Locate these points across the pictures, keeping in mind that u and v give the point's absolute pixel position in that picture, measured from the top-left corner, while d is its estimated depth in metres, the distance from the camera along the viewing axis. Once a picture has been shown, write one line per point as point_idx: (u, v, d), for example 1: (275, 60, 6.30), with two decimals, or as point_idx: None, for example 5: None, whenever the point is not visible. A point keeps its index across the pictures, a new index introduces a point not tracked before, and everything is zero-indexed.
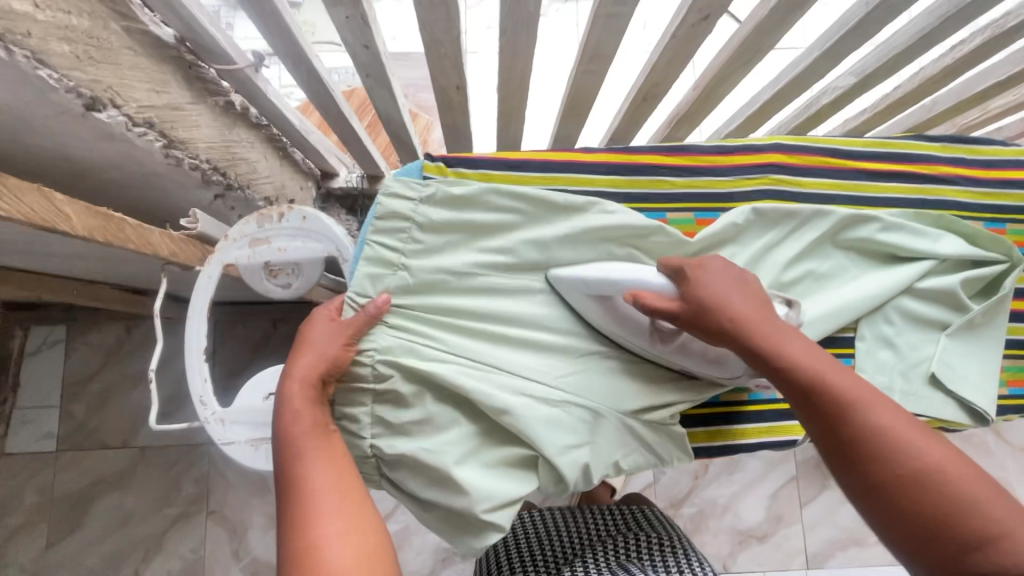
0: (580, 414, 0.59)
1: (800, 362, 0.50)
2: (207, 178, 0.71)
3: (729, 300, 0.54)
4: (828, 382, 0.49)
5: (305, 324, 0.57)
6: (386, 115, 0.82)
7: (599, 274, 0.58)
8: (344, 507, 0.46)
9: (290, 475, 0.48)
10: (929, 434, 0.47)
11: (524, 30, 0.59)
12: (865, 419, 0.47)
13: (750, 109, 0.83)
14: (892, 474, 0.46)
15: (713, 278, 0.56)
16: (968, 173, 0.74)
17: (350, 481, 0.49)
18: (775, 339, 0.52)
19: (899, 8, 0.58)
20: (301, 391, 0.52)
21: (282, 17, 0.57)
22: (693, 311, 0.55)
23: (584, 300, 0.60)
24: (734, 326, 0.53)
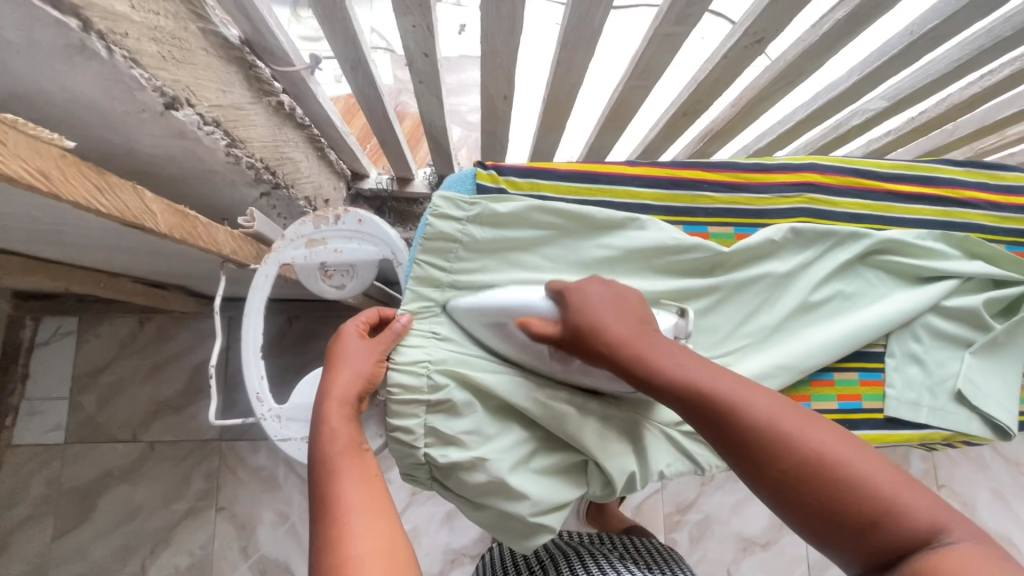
0: (626, 422, 0.60)
1: (686, 379, 0.46)
2: (258, 176, 0.72)
3: (603, 315, 0.49)
4: (715, 392, 0.45)
5: (336, 340, 0.58)
6: (429, 119, 0.84)
7: (488, 299, 0.54)
8: (377, 524, 0.46)
9: (325, 491, 0.48)
10: (825, 425, 0.45)
11: (583, 45, 0.61)
12: (754, 424, 0.44)
13: (782, 128, 0.85)
14: (802, 483, 0.42)
15: (595, 293, 0.51)
16: (990, 198, 0.77)
17: (380, 501, 0.49)
18: (654, 358, 0.47)
19: (940, 38, 0.61)
20: (336, 408, 0.53)
21: (351, 23, 0.59)
22: (571, 334, 0.49)
23: (480, 326, 0.56)
24: (610, 348, 0.48)
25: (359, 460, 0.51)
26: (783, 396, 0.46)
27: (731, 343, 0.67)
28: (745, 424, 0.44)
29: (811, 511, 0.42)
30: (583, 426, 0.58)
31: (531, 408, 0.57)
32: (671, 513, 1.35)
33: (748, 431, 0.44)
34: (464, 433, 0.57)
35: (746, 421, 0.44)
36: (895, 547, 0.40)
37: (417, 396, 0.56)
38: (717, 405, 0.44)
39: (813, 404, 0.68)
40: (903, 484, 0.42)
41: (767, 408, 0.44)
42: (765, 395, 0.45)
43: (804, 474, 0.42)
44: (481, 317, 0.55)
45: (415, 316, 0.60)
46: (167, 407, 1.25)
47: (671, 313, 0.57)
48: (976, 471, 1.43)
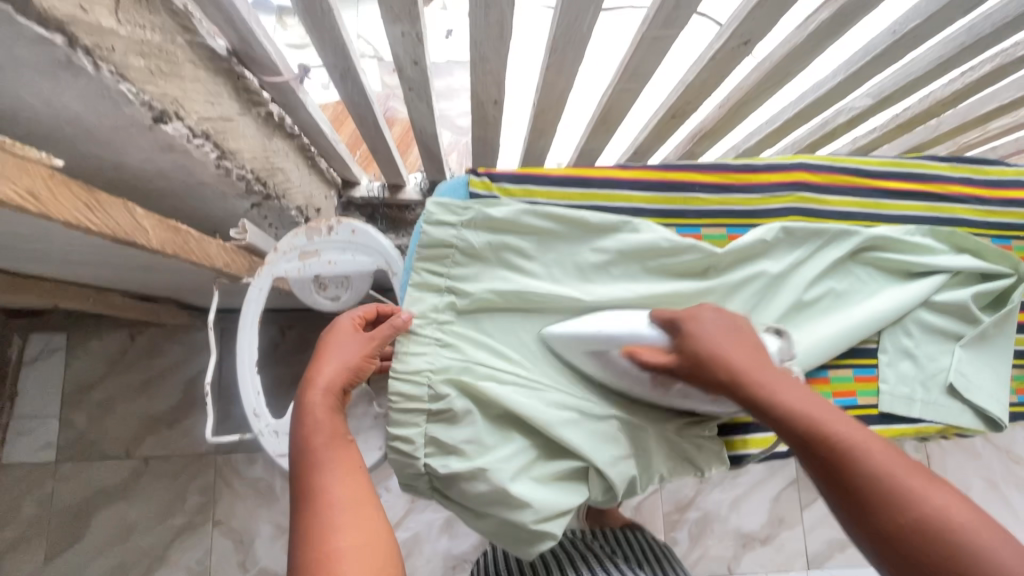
0: (625, 427, 0.60)
1: (797, 411, 0.48)
2: (249, 188, 0.71)
3: (721, 345, 0.52)
4: (832, 433, 0.46)
5: (326, 334, 0.58)
6: (419, 126, 0.84)
7: (593, 327, 0.58)
8: (358, 517, 0.46)
9: (309, 484, 0.48)
10: (953, 491, 0.42)
11: (572, 49, 0.61)
12: (864, 466, 0.44)
13: (770, 127, 0.86)
14: (911, 538, 0.41)
15: (708, 325, 0.54)
16: (976, 192, 0.79)
17: (362, 492, 0.48)
18: (771, 388, 0.50)
19: (922, 37, 0.62)
20: (320, 398, 0.52)
21: (340, 33, 0.59)
22: (687, 361, 0.53)
23: (580, 356, 0.59)
24: (728, 376, 0.51)
25: (343, 452, 0.50)
26: (905, 452, 0.45)
27: None
28: (858, 470, 0.44)
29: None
30: (583, 432, 0.59)
31: (531, 415, 0.57)
32: (671, 512, 1.35)
33: (856, 479, 0.44)
34: (464, 444, 0.57)
35: (856, 464, 0.44)
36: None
37: (418, 405, 0.57)
38: (826, 440, 0.45)
39: None
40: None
41: (883, 463, 0.43)
42: (884, 445, 0.45)
43: (921, 535, 0.40)
44: (583, 346, 0.58)
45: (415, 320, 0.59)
46: (161, 422, 1.24)
47: (770, 333, 0.60)
48: (967, 460, 1.45)
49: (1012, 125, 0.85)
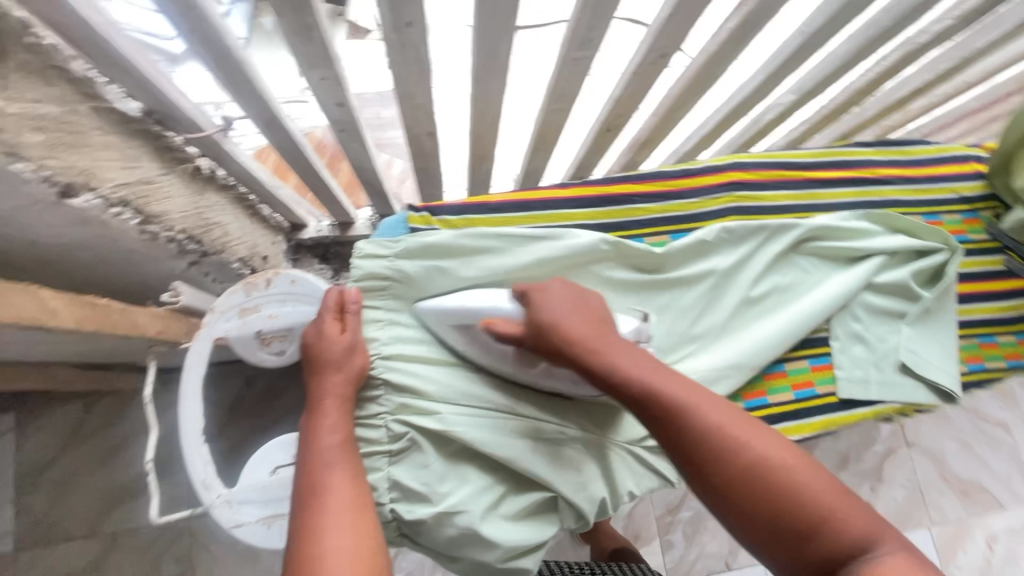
0: (586, 450, 0.59)
1: (634, 377, 0.49)
2: (182, 247, 0.69)
3: (562, 317, 0.52)
4: (669, 396, 0.47)
5: (310, 340, 0.56)
6: (358, 164, 0.83)
7: (457, 303, 0.57)
8: (359, 521, 0.47)
9: (315, 484, 0.48)
10: (770, 434, 0.48)
11: (495, 77, 0.62)
12: (696, 424, 0.46)
13: (704, 129, 0.87)
14: (745, 489, 0.45)
15: (551, 299, 0.54)
16: (903, 172, 0.82)
17: (369, 504, 0.49)
18: (610, 357, 0.50)
19: (827, 37, 0.65)
20: (340, 398, 0.53)
21: (255, 83, 0.58)
22: (534, 333, 0.52)
23: (448, 330, 0.58)
24: (570, 347, 0.51)
25: (352, 456, 0.51)
26: (734, 405, 0.49)
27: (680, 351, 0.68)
28: (697, 429, 0.46)
29: (755, 520, 0.44)
30: (547, 462, 0.57)
31: (492, 450, 0.55)
32: (662, 514, 1.35)
33: (693, 438, 0.46)
34: (429, 486, 0.55)
35: (694, 427, 0.46)
36: (826, 556, 0.43)
37: (379, 448, 0.56)
38: (660, 403, 0.47)
39: (770, 397, 0.69)
40: (837, 490, 0.45)
41: (713, 421, 0.47)
42: (715, 400, 0.48)
43: (747, 484, 0.45)
44: (448, 319, 0.57)
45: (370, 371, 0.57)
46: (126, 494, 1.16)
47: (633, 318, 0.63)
48: (940, 425, 1.50)
49: (929, 105, 0.90)
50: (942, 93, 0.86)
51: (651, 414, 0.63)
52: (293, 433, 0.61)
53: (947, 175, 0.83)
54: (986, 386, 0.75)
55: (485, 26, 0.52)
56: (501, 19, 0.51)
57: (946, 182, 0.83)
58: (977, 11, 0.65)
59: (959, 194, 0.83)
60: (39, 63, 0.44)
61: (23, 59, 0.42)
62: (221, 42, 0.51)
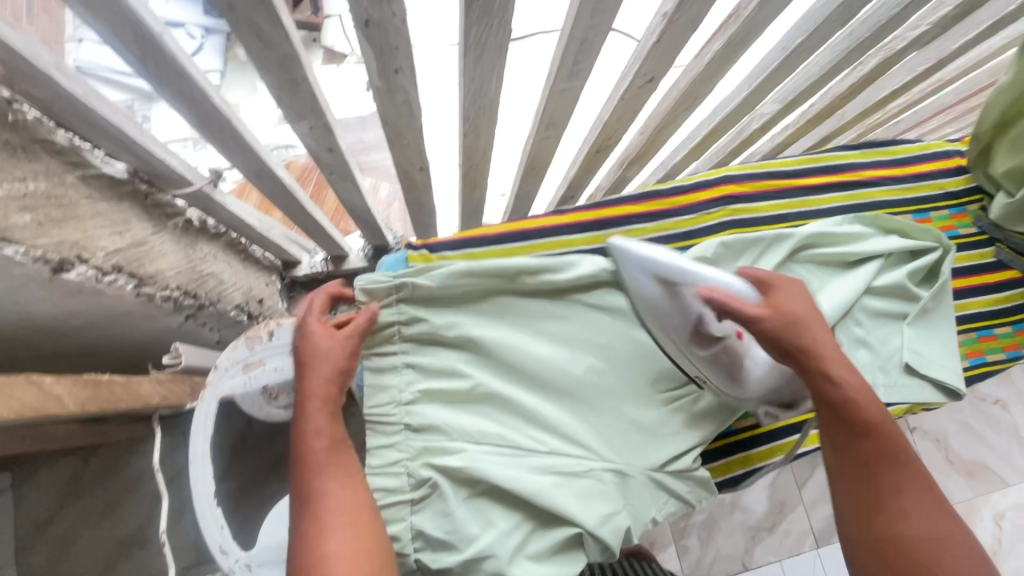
0: (612, 479, 0.58)
1: (858, 406, 0.52)
2: (178, 303, 0.68)
3: (809, 321, 0.55)
4: (885, 442, 0.52)
5: (300, 341, 0.55)
6: (350, 203, 0.82)
7: (676, 262, 0.56)
8: (351, 527, 0.46)
9: (308, 488, 0.48)
10: (953, 518, 0.50)
11: (485, 114, 0.61)
12: (893, 480, 0.51)
13: (692, 142, 0.88)
14: (911, 547, 0.48)
15: (795, 297, 0.56)
16: (889, 173, 0.84)
17: (363, 506, 0.48)
18: (843, 377, 0.53)
19: (808, 51, 0.66)
20: (319, 401, 0.51)
21: (243, 137, 0.57)
22: (781, 321, 0.54)
23: (646, 280, 0.59)
24: (806, 351, 0.54)
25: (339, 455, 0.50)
26: (933, 482, 0.51)
27: None
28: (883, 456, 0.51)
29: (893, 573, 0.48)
30: (570, 497, 0.56)
31: (518, 488, 0.55)
32: (675, 520, 1.35)
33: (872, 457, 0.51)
34: (452, 534, 0.54)
35: (890, 482, 0.51)
36: None
37: (400, 496, 0.55)
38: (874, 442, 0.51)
39: None
40: None
41: (910, 486, 0.50)
42: (916, 471, 0.51)
43: (910, 545, 0.48)
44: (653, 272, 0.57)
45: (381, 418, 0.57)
46: None
47: None
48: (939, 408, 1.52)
49: (908, 102, 0.91)
50: (920, 91, 0.88)
51: (674, 435, 0.62)
52: None
53: (932, 172, 0.85)
54: (989, 379, 0.75)
55: (472, 69, 0.52)
56: (488, 61, 0.51)
57: (931, 179, 0.85)
58: (949, 18, 0.67)
59: (944, 190, 0.85)
60: (21, 139, 0.43)
61: (5, 139, 0.41)
62: (208, 102, 0.50)
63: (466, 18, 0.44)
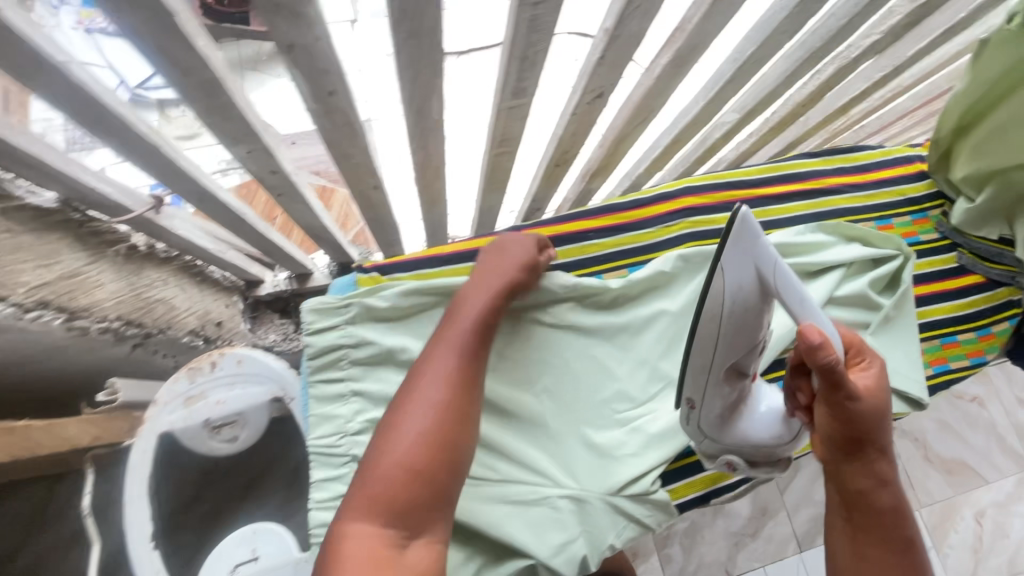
0: (566, 505, 0.57)
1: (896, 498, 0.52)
2: (119, 333, 0.66)
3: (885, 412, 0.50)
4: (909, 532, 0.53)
5: (486, 265, 0.58)
6: (305, 223, 0.79)
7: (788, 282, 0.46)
8: (429, 448, 0.45)
9: (403, 395, 0.48)
10: None
11: (430, 134, 0.60)
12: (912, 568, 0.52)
13: (653, 152, 0.87)
14: None
15: (877, 380, 0.50)
16: (850, 180, 0.83)
17: (455, 442, 0.46)
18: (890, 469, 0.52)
19: (759, 63, 0.65)
20: (474, 311, 0.53)
21: (177, 163, 0.54)
22: (871, 407, 0.48)
23: (740, 275, 0.47)
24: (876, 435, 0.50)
25: (467, 363, 0.50)
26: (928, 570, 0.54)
27: (650, 391, 0.64)
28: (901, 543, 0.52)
29: None
30: (525, 527, 0.55)
31: (467, 519, 0.54)
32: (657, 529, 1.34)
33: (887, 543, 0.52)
34: None
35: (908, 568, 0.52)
36: None
37: None
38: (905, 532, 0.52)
39: None
40: None
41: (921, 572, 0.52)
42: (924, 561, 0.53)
43: None
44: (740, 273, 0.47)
45: (325, 450, 0.55)
46: None
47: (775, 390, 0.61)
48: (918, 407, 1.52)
49: (870, 108, 0.91)
50: (880, 96, 0.87)
51: (630, 458, 0.60)
52: (252, 523, 0.57)
53: (893, 178, 0.85)
54: (952, 386, 0.75)
55: (410, 89, 0.50)
56: (425, 81, 0.49)
57: (892, 185, 0.85)
58: (901, 26, 0.66)
59: (906, 196, 0.85)
60: None
61: None
62: (132, 131, 0.48)
63: (393, 39, 0.43)
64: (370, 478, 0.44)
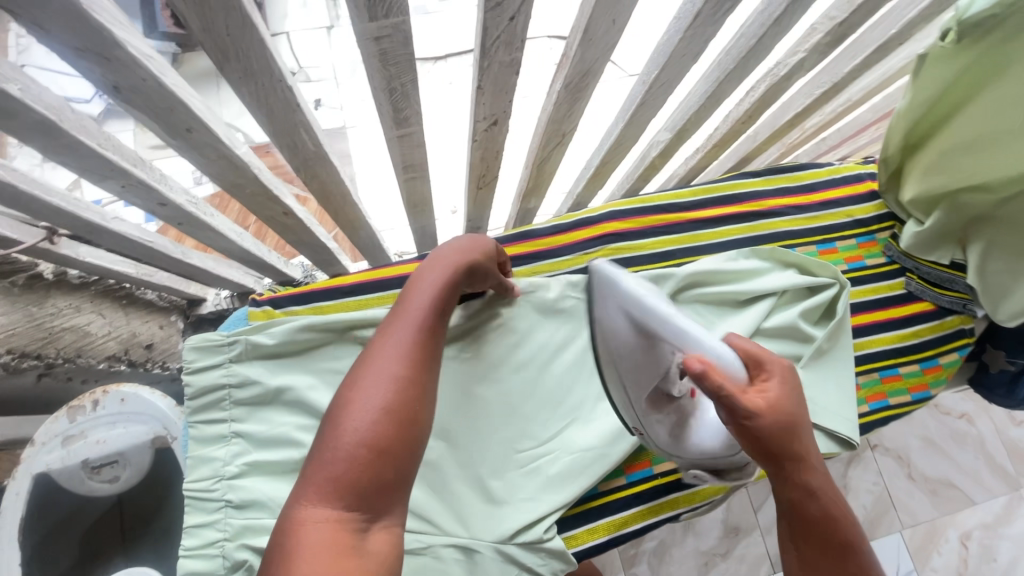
0: (451, 554, 0.54)
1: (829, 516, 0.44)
2: (14, 366, 0.66)
3: (797, 423, 0.44)
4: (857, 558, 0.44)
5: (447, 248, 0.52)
6: (221, 248, 0.78)
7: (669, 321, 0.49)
8: (398, 419, 0.37)
9: (363, 361, 0.40)
10: None
11: (317, 166, 0.57)
12: None
13: (588, 172, 0.83)
14: None
15: (788, 390, 0.44)
16: (792, 202, 0.79)
17: (425, 417, 0.38)
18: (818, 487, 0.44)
19: (672, 84, 0.61)
20: (429, 285, 0.46)
21: (47, 201, 0.53)
22: (770, 425, 0.42)
23: (621, 316, 0.54)
24: (793, 450, 0.44)
25: (430, 334, 0.43)
26: None
27: (553, 430, 0.62)
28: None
29: None
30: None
31: None
32: None
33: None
34: None
35: None
36: None
37: None
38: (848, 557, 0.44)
39: (656, 468, 0.64)
40: None
41: None
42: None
43: None
44: (630, 310, 0.53)
45: (194, 497, 0.53)
46: None
47: None
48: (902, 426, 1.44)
49: (821, 123, 0.86)
50: (830, 111, 0.83)
51: (524, 503, 0.58)
52: (128, 569, 0.56)
53: (841, 198, 0.81)
54: (890, 424, 0.71)
55: (270, 126, 0.48)
56: (284, 117, 0.47)
57: (839, 206, 0.80)
58: (826, 44, 0.62)
59: (853, 218, 0.80)
60: None
61: None
62: None
63: (225, 79, 0.41)
64: (324, 465, 0.34)
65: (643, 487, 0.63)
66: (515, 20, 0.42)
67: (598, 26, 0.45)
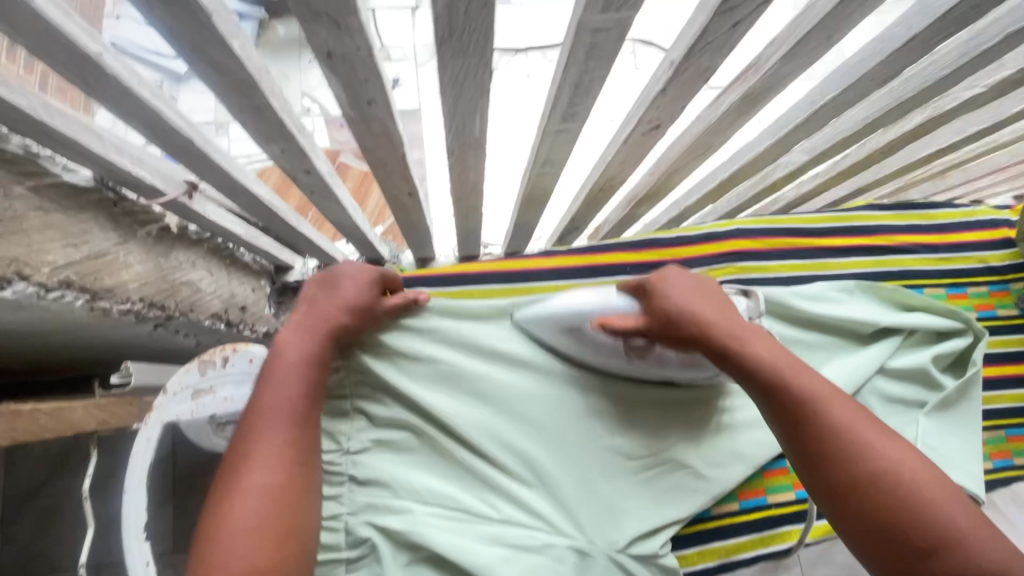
0: (567, 554, 0.52)
1: (765, 363, 0.46)
2: (142, 315, 0.66)
3: (691, 304, 0.51)
4: (802, 391, 0.44)
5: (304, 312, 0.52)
6: (336, 220, 0.78)
7: (564, 305, 0.57)
8: (259, 545, 0.40)
9: (225, 488, 0.42)
10: (901, 441, 0.43)
11: (470, 151, 0.56)
12: (829, 419, 0.43)
13: (708, 185, 0.81)
14: (868, 496, 0.40)
15: (673, 285, 0.53)
16: (923, 240, 0.77)
17: (292, 529, 0.42)
18: (744, 340, 0.48)
19: (840, 107, 0.58)
20: (289, 376, 0.47)
21: (209, 157, 0.53)
22: (661, 320, 0.51)
23: (555, 333, 0.59)
24: (701, 329, 0.49)
25: (296, 435, 0.45)
26: (873, 416, 0.44)
27: (665, 444, 0.60)
28: (820, 427, 0.43)
29: (868, 528, 0.40)
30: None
31: (458, 558, 0.50)
32: None
33: (820, 437, 0.42)
34: None
35: (825, 429, 0.42)
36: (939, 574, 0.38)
37: (334, 556, 0.52)
38: (793, 393, 0.44)
39: (769, 498, 0.63)
40: (967, 512, 0.40)
41: (842, 416, 0.43)
42: (853, 406, 0.44)
43: (870, 490, 0.40)
44: (557, 321, 0.58)
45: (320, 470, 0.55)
46: None
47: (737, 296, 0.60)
48: None
49: (955, 162, 0.82)
50: (970, 150, 0.79)
51: (637, 514, 0.57)
52: None
53: (974, 242, 0.77)
54: (1011, 484, 0.67)
55: (452, 107, 0.47)
56: (469, 100, 0.46)
57: (973, 250, 0.77)
58: (1010, 81, 0.58)
59: (987, 264, 0.76)
60: None
61: None
62: (164, 123, 0.46)
63: (438, 55, 0.40)
64: None
65: (755, 516, 0.62)
66: (737, 26, 0.40)
67: (811, 42, 0.43)
